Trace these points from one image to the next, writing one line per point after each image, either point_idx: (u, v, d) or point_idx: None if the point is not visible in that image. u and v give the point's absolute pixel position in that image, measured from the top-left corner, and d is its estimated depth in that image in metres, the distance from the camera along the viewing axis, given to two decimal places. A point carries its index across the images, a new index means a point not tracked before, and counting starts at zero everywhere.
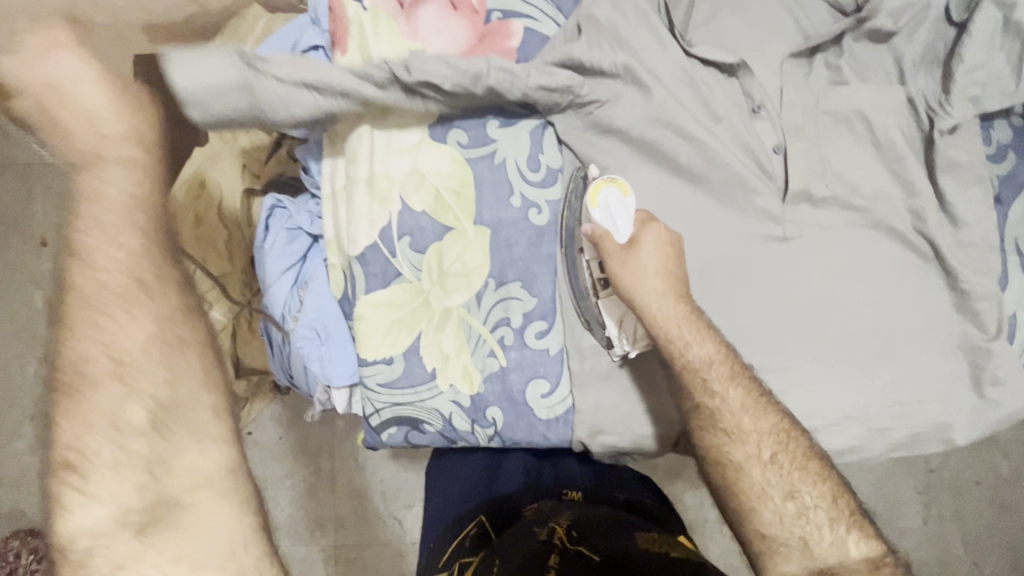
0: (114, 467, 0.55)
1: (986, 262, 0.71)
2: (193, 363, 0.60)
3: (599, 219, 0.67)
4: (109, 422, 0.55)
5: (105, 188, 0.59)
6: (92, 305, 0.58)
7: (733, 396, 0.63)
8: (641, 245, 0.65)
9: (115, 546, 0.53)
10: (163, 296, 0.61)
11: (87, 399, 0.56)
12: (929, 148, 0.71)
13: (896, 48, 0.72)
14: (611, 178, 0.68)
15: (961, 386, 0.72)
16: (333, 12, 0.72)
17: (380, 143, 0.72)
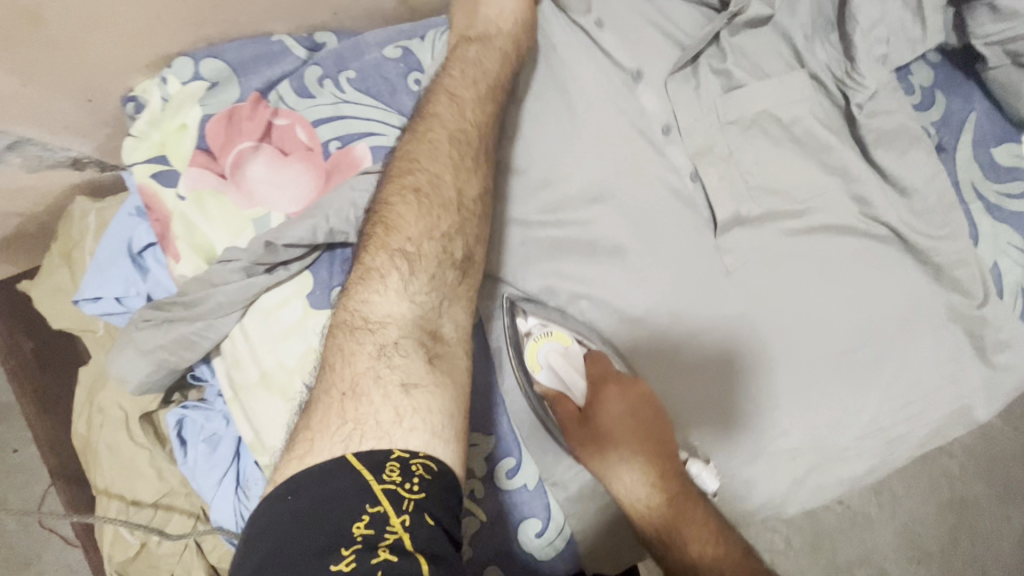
0: (370, 342, 0.48)
1: (952, 222, 0.64)
2: (411, 225, 0.54)
3: (547, 380, 0.61)
4: (363, 314, 0.49)
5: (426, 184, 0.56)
6: (411, 178, 0.56)
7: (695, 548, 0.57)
8: (598, 413, 0.59)
9: (400, 393, 0.45)
10: (442, 175, 0.56)
11: (373, 272, 0.52)
12: (852, 125, 0.63)
13: (781, 27, 0.63)
14: (546, 331, 0.61)
15: (964, 360, 0.65)
16: (151, 210, 0.61)
17: (258, 334, 0.61)
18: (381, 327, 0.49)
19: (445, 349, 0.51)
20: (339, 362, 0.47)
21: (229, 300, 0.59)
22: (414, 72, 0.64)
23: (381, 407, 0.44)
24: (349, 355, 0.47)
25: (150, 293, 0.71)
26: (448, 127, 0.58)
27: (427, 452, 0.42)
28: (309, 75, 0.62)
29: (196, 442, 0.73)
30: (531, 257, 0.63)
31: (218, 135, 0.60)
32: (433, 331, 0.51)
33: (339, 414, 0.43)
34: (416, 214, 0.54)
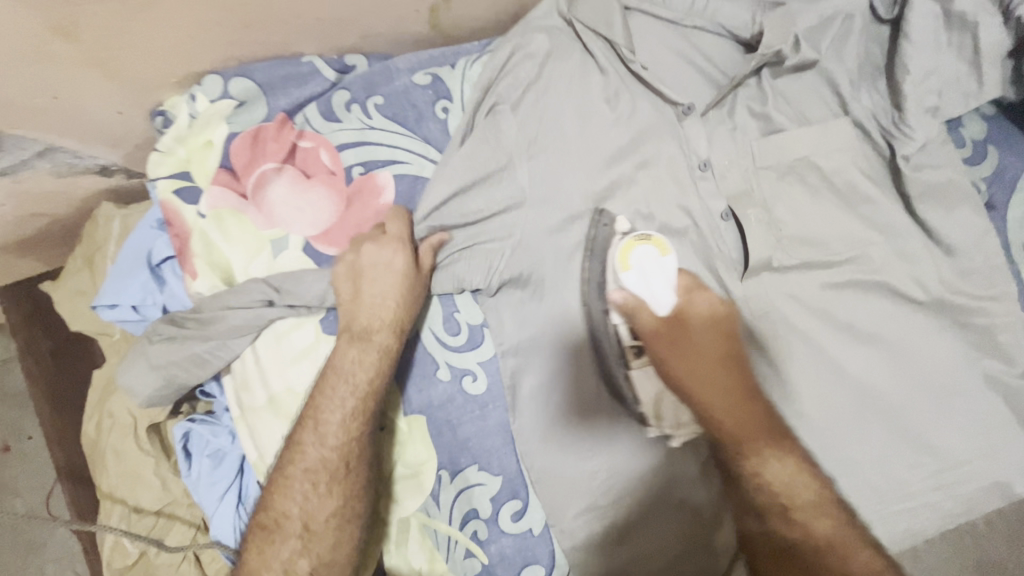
0: (300, 472, 0.57)
1: (1000, 284, 0.60)
2: (354, 352, 0.57)
3: (635, 284, 0.57)
4: (312, 431, 0.57)
5: (346, 379, 0.57)
6: (365, 296, 0.57)
7: (770, 472, 0.55)
8: (686, 321, 0.56)
9: (285, 529, 0.56)
10: (372, 307, 0.57)
11: (324, 396, 0.57)
12: (896, 178, 0.60)
13: (826, 72, 0.60)
14: (644, 234, 0.57)
15: (1004, 430, 0.61)
16: (171, 224, 0.61)
17: (268, 357, 0.60)
18: (305, 502, 0.57)
19: (341, 491, 0.57)
20: (281, 526, 0.57)
21: (241, 321, 0.58)
22: (442, 100, 0.63)
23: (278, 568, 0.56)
24: (288, 519, 0.57)
25: (164, 305, 0.71)
26: (395, 278, 0.57)
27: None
28: (337, 98, 0.61)
29: (200, 456, 0.72)
30: (534, 306, 0.60)
31: (243, 155, 0.60)
32: (355, 493, 0.58)
33: (281, 561, 0.56)
34: (353, 342, 0.57)
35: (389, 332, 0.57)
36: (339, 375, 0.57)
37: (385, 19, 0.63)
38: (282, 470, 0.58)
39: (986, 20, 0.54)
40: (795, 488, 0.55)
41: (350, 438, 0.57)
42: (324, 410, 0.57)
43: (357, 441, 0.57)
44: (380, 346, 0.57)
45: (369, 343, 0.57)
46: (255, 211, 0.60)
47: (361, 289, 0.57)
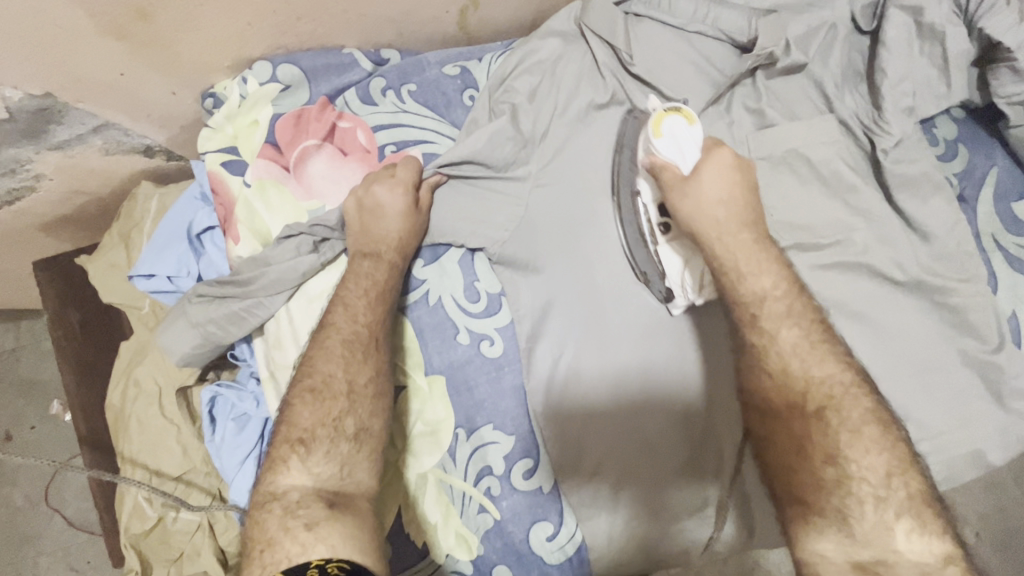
0: (318, 372, 0.59)
1: (971, 268, 0.66)
2: (367, 265, 0.62)
3: (663, 147, 0.61)
4: (328, 334, 0.61)
5: (364, 290, 0.62)
6: (373, 214, 0.63)
7: (787, 337, 0.56)
8: (702, 173, 0.60)
9: (306, 428, 0.57)
10: (385, 222, 0.62)
11: (341, 300, 0.61)
12: (876, 170, 0.67)
13: (813, 75, 0.67)
14: (673, 107, 0.62)
15: (981, 403, 0.66)
16: (217, 193, 0.66)
17: (301, 319, 0.65)
18: (324, 409, 0.58)
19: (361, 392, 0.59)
20: (301, 442, 0.56)
21: (278, 281, 0.63)
22: (469, 88, 0.69)
23: (297, 486, 0.55)
24: (312, 428, 0.57)
25: (200, 274, 0.76)
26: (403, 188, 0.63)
27: (340, 554, 0.49)
28: (373, 85, 0.67)
29: (225, 420, 0.76)
30: (548, 277, 0.65)
31: (286, 132, 0.66)
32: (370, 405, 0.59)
33: (304, 470, 0.55)
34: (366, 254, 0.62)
35: (397, 251, 0.63)
36: (360, 288, 0.62)
37: (417, 19, 0.70)
38: (300, 384, 0.60)
39: (954, 30, 0.61)
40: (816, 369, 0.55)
41: (368, 340, 0.60)
42: (343, 317, 0.61)
43: (376, 343, 0.60)
44: (393, 260, 0.63)
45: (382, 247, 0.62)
46: (295, 183, 0.65)
47: (370, 209, 0.63)
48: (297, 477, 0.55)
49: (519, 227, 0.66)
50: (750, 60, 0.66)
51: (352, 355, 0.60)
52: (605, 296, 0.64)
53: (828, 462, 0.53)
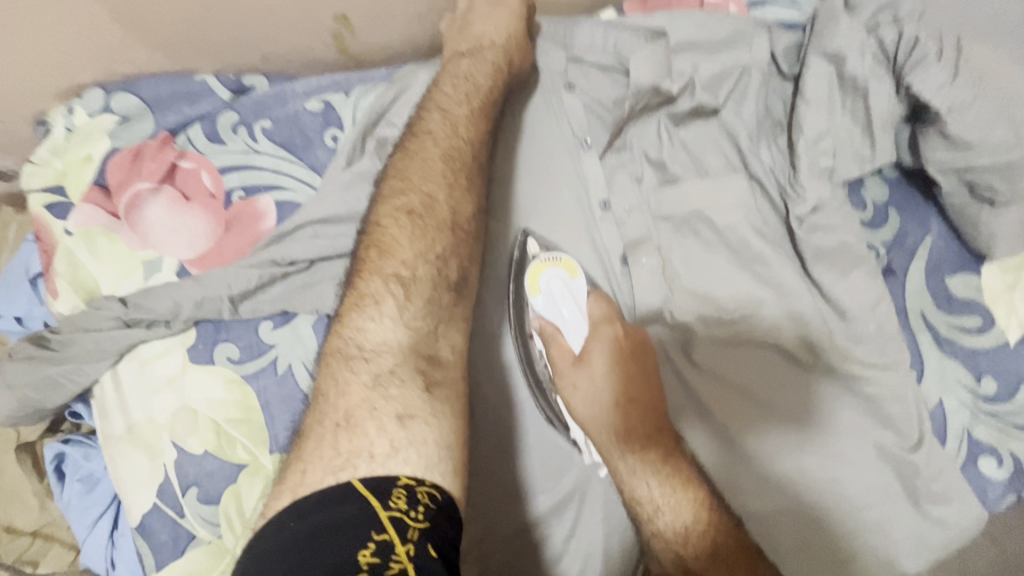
0: (447, 168, 0.54)
1: (893, 351, 0.58)
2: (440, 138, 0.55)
3: (544, 310, 0.55)
4: (454, 138, 0.55)
5: (459, 142, 0.56)
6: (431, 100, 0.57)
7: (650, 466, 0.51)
8: (592, 359, 0.52)
9: (402, 254, 0.51)
10: (460, 92, 0.57)
11: (428, 136, 0.55)
12: (791, 236, 0.59)
13: (726, 124, 0.59)
14: (554, 256, 0.56)
15: (898, 505, 0.58)
16: (40, 237, 0.58)
17: (131, 385, 0.57)
18: (430, 247, 0.51)
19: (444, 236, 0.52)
20: (362, 313, 0.48)
21: (99, 345, 0.56)
22: (331, 128, 0.60)
23: (356, 389, 0.44)
24: (381, 306, 0.48)
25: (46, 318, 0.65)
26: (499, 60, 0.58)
27: (430, 478, 0.39)
28: (224, 119, 0.60)
29: (72, 480, 0.69)
30: None
31: (121, 173, 0.58)
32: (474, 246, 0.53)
33: (401, 328, 0.48)
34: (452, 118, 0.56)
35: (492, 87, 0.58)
36: (412, 152, 0.55)
37: (281, 45, 0.61)
38: (393, 205, 0.52)
39: (878, 85, 0.53)
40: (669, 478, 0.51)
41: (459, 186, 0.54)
42: (421, 176, 0.53)
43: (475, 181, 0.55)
44: (449, 141, 0.55)
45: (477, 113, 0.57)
46: (128, 232, 0.57)
47: (475, 32, 0.59)
48: (385, 331, 0.47)
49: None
50: (638, 102, 0.58)
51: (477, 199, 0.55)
52: (485, 364, 0.55)
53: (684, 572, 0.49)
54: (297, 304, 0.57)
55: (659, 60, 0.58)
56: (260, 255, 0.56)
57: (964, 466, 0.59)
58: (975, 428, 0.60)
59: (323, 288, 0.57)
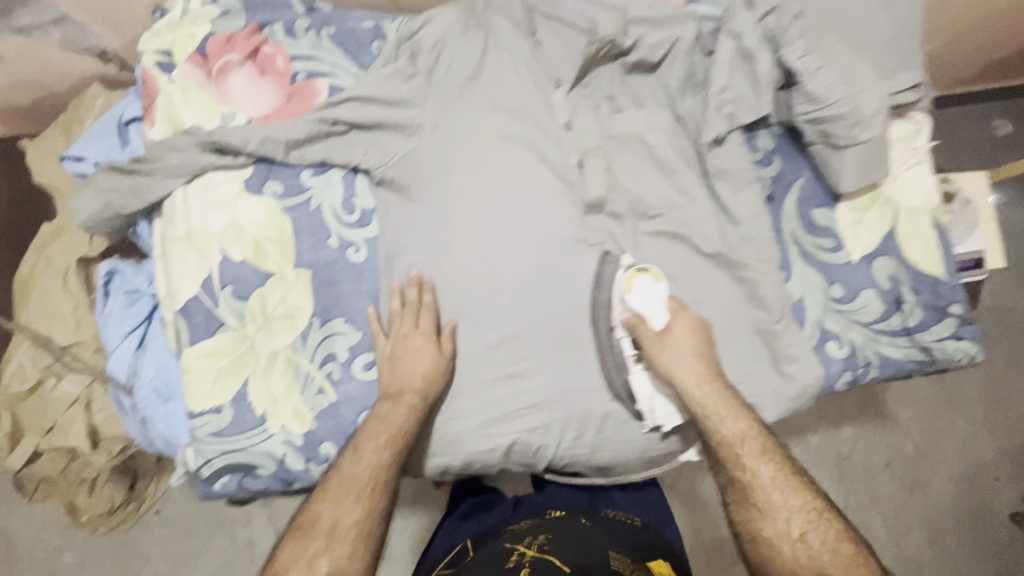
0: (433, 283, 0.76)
1: (767, 251, 0.79)
2: (444, 218, 0.77)
3: (636, 303, 0.73)
4: (453, 220, 0.77)
5: (458, 172, 0.78)
6: (456, 166, 0.78)
7: (766, 472, 0.67)
8: (674, 330, 0.72)
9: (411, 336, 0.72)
10: (479, 191, 0.77)
11: (439, 205, 0.77)
12: (702, 163, 0.81)
13: (660, 80, 0.83)
14: (644, 267, 0.74)
15: (763, 365, 0.77)
16: (146, 85, 0.77)
17: (195, 201, 0.75)
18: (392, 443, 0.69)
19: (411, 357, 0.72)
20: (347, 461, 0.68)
21: (178, 164, 0.73)
22: (378, 40, 0.82)
23: (360, 471, 0.67)
24: (379, 429, 0.69)
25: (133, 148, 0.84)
26: (507, 71, 0.80)
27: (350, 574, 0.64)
28: (299, 24, 0.80)
29: (117, 293, 0.84)
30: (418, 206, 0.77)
31: (216, 47, 0.78)
32: (449, 247, 0.77)
33: (388, 433, 0.69)
34: (461, 179, 0.77)
35: (503, 183, 0.78)
36: (436, 150, 0.78)
37: None
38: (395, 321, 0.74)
39: (762, 54, 0.77)
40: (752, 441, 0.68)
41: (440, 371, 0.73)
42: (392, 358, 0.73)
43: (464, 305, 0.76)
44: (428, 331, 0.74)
45: (484, 183, 0.78)
46: (216, 88, 0.77)
47: (487, 112, 0.79)
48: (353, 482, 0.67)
49: (399, 158, 0.77)
50: (603, 49, 0.80)
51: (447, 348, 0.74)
52: (473, 227, 0.77)
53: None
54: (337, 157, 0.76)
55: (619, 22, 0.80)
56: (312, 117, 0.75)
57: (816, 345, 0.80)
58: (826, 319, 0.81)
59: (355, 149, 0.77)
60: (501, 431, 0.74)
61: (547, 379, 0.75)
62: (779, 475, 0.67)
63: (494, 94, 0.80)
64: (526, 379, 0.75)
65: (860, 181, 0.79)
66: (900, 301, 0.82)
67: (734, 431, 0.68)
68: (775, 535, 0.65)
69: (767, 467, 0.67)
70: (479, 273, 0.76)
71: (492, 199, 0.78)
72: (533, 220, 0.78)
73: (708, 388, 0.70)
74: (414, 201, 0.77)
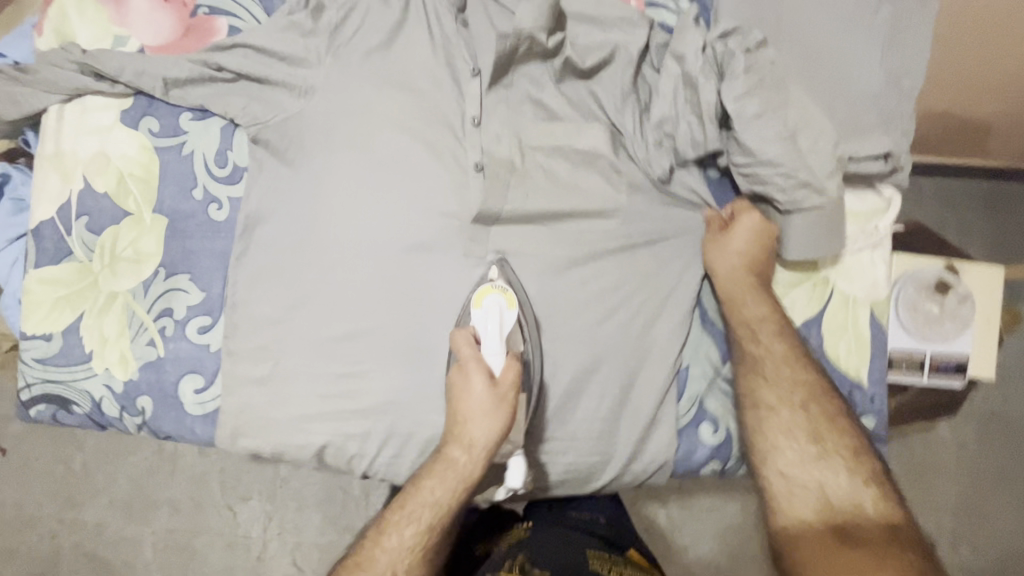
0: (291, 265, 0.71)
1: (653, 308, 0.71)
2: (311, 193, 0.71)
3: (477, 320, 0.67)
4: (319, 195, 0.70)
5: (337, 145, 0.70)
6: (336, 138, 0.70)
7: (777, 350, 0.68)
8: (737, 227, 0.70)
9: (264, 304, 0.71)
10: (353, 171, 0.70)
11: (310, 177, 0.71)
12: (615, 192, 0.71)
13: (592, 89, 0.73)
14: (502, 286, 0.68)
15: (618, 429, 0.71)
16: None
17: (70, 122, 0.72)
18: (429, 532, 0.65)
19: (473, 450, 0.65)
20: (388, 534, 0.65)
21: (52, 80, 0.70)
22: None
23: (381, 554, 0.64)
24: (409, 498, 0.65)
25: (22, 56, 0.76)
26: (420, 46, 0.71)
27: None
28: None
29: (5, 198, 0.82)
30: (290, 174, 0.71)
31: None
32: (308, 224, 0.71)
33: (420, 503, 0.65)
34: (340, 155, 0.70)
35: (384, 168, 0.70)
36: (320, 118, 0.71)
37: None
38: (256, 281, 0.71)
39: (704, 83, 0.66)
40: (804, 379, 0.67)
41: (470, 481, 0.65)
42: (473, 441, 0.64)
43: (468, 482, 0.64)
44: (492, 416, 0.64)
45: (364, 163, 0.70)
46: (113, 8, 0.73)
47: (387, 86, 0.71)
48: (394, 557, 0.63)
49: (280, 118, 0.71)
50: (521, 46, 0.70)
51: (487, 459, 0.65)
52: (339, 208, 0.70)
53: (879, 531, 0.58)
54: (215, 105, 0.71)
55: (544, 14, 0.69)
56: (196, 58, 0.70)
57: (687, 421, 0.73)
58: (708, 396, 0.73)
59: (233, 101, 0.71)
60: (318, 428, 0.69)
61: (376, 389, 0.69)
62: (816, 389, 0.67)
63: (400, 68, 0.71)
64: (359, 383, 0.70)
65: (785, 254, 0.70)
66: None
67: (771, 347, 0.68)
68: (817, 499, 0.62)
69: (781, 344, 0.68)
70: (332, 257, 0.70)
71: (366, 181, 0.70)
72: (404, 216, 0.70)
73: (738, 266, 0.70)
74: (287, 167, 0.72)
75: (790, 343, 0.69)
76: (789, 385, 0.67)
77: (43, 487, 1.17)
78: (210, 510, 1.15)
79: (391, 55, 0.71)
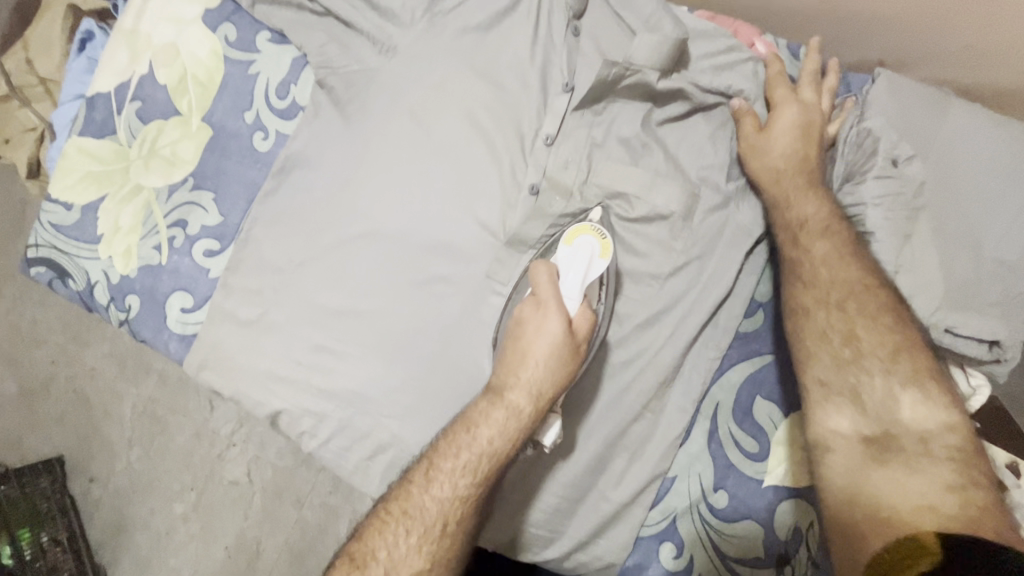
0: (318, 214, 0.66)
1: (660, 402, 0.65)
2: (355, 152, 0.66)
3: (563, 256, 0.60)
4: (361, 159, 0.65)
5: (398, 113, 0.65)
6: (398, 105, 0.65)
7: (820, 250, 0.59)
8: (776, 118, 0.62)
9: (286, 247, 0.67)
10: (401, 145, 0.64)
11: (359, 136, 0.66)
12: (667, 266, 0.64)
13: (684, 148, 0.66)
14: (600, 230, 0.61)
15: (577, 513, 0.65)
16: None
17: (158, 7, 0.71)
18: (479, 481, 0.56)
19: (534, 386, 0.56)
20: (440, 472, 0.56)
21: None
22: None
23: (429, 503, 0.55)
24: (464, 447, 0.56)
25: None
26: (519, 37, 0.65)
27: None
28: None
29: (83, 55, 0.82)
30: (341, 126, 0.67)
31: None
32: (343, 183, 0.66)
33: (474, 453, 0.56)
34: (395, 124, 0.65)
35: (436, 155, 0.64)
36: (390, 81, 0.65)
37: None
38: (277, 218, 0.67)
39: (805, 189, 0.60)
40: (887, 346, 0.55)
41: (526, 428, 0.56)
42: (531, 381, 0.56)
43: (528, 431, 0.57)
44: (554, 356, 0.56)
45: (418, 141, 0.64)
46: None
47: (469, 69, 0.64)
48: (438, 501, 0.55)
49: (352, 68, 0.67)
50: (625, 77, 0.64)
51: (549, 402, 0.57)
52: (377, 178, 0.65)
53: (917, 442, 0.52)
54: (297, 35, 0.68)
55: (660, 53, 0.62)
56: None
57: (652, 534, 0.66)
58: (683, 516, 0.65)
59: (314, 36, 0.68)
60: (281, 392, 0.66)
61: (344, 377, 0.65)
62: (855, 284, 0.57)
63: (489, 53, 0.65)
64: (336, 363, 0.65)
65: None
66: (784, 561, 0.61)
67: (840, 320, 0.56)
68: (850, 408, 0.54)
69: (859, 260, 0.58)
70: (355, 225, 0.65)
71: (412, 161, 0.64)
72: (439, 209, 0.64)
73: (791, 144, 0.61)
74: (341, 118, 0.67)
75: (867, 294, 0.57)
76: (824, 275, 0.58)
77: (51, 317, 1.21)
78: (193, 395, 1.15)
79: (486, 39, 0.65)
